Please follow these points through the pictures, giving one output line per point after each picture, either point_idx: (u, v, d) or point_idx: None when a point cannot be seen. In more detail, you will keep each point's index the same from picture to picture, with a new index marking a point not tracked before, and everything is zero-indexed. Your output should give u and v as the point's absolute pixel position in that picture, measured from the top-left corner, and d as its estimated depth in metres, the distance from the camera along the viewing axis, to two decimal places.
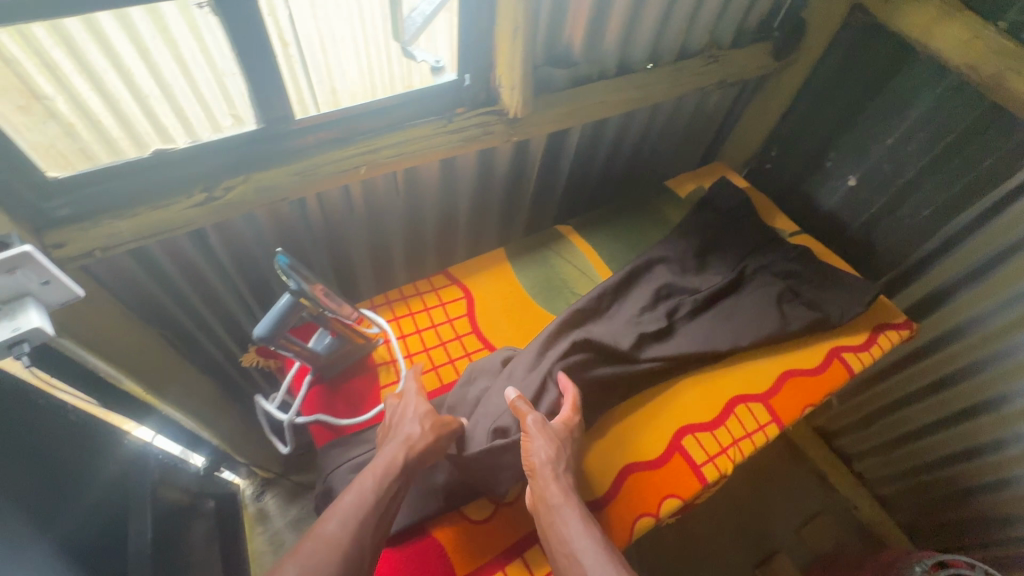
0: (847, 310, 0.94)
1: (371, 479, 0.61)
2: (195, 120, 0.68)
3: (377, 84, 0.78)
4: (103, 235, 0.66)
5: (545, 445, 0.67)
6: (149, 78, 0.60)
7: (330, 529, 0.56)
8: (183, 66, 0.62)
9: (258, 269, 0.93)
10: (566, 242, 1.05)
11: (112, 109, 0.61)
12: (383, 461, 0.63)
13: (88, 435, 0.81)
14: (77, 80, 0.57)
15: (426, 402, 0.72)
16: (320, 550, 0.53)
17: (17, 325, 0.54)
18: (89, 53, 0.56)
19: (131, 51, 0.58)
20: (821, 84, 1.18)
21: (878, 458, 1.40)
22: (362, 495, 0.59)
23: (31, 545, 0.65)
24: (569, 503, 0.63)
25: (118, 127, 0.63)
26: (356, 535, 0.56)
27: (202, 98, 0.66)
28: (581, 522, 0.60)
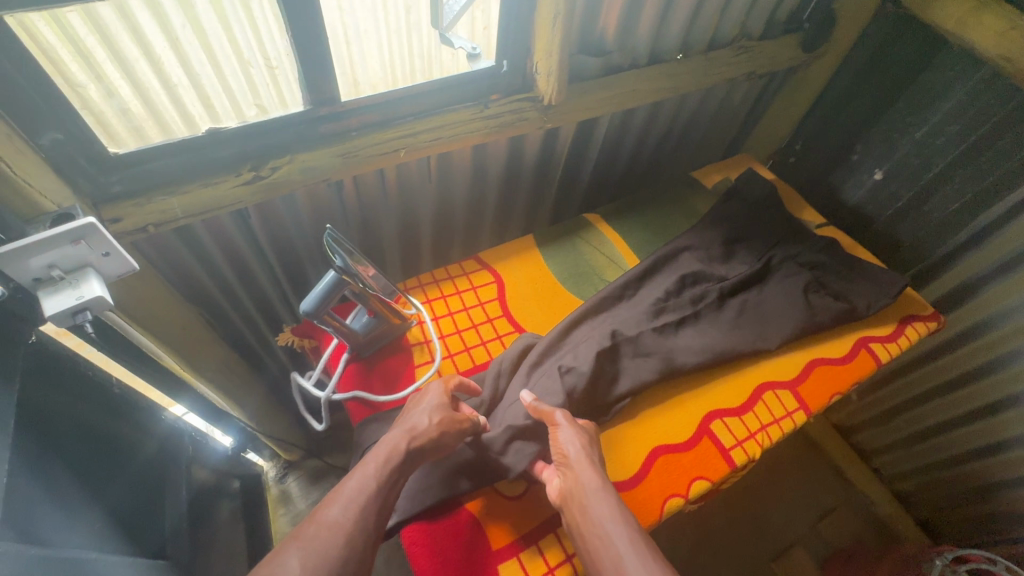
0: (875, 301, 0.94)
1: (374, 467, 0.60)
2: (220, 108, 0.70)
3: (399, 76, 0.80)
4: (157, 211, 0.69)
5: (576, 436, 0.67)
6: (203, 59, 0.63)
7: (332, 514, 0.54)
8: (212, 56, 0.63)
9: (293, 251, 0.95)
10: (594, 230, 1.07)
11: (140, 95, 0.63)
12: (385, 447, 0.62)
13: (129, 408, 0.84)
14: (109, 67, 0.59)
15: (436, 392, 0.71)
16: (321, 533, 0.52)
17: (81, 294, 0.57)
18: (122, 43, 0.58)
19: (163, 43, 0.59)
20: (850, 76, 1.17)
21: (897, 454, 1.39)
22: (365, 480, 0.58)
23: (73, 511, 0.68)
24: (604, 489, 0.61)
25: (146, 113, 0.65)
26: (358, 520, 0.54)
27: (227, 88, 0.68)
28: (614, 506, 0.59)
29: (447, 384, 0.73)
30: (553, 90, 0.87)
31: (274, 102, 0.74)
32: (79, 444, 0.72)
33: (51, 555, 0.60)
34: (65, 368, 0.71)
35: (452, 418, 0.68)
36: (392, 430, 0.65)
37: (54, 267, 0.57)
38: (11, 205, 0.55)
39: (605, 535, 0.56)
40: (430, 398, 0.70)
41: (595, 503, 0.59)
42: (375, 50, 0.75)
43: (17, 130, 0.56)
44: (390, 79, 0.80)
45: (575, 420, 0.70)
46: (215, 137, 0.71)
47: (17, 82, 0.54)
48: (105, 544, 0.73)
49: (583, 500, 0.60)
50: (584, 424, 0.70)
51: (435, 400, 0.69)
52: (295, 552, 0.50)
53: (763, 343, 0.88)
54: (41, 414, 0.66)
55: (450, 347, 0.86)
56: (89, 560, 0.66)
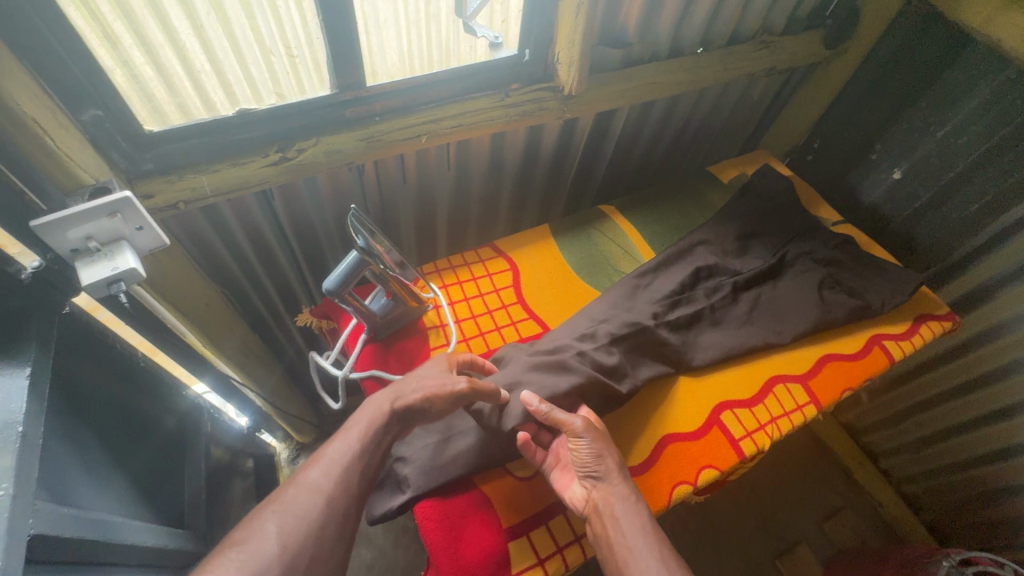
0: (890, 298, 0.94)
1: (357, 431, 0.64)
2: (240, 95, 0.72)
3: (416, 66, 0.82)
4: (187, 188, 0.71)
5: (604, 448, 0.68)
6: (224, 41, 0.64)
7: (313, 477, 0.59)
8: (233, 42, 0.65)
9: (313, 233, 0.97)
10: (609, 221, 1.08)
11: (162, 77, 0.65)
12: (368, 413, 0.65)
13: (154, 381, 0.87)
14: (134, 51, 0.61)
15: (434, 361, 0.72)
16: (302, 496, 0.57)
17: (116, 265, 0.60)
18: (147, 28, 0.59)
19: (187, 28, 0.61)
20: (871, 74, 1.17)
21: (907, 456, 1.39)
22: (347, 444, 0.62)
23: (97, 476, 0.70)
24: (633, 501, 0.65)
25: (169, 96, 0.67)
26: (338, 481, 0.59)
27: (248, 75, 0.70)
28: (646, 520, 0.63)
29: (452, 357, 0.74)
30: (573, 82, 0.88)
31: (293, 88, 0.75)
32: (107, 412, 0.75)
33: (82, 514, 0.63)
34: (94, 339, 0.72)
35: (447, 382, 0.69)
36: (382, 393, 0.68)
37: (91, 239, 0.59)
38: (53, 177, 0.57)
39: (638, 547, 0.60)
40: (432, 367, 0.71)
41: (628, 517, 0.63)
42: (393, 40, 0.77)
43: (59, 105, 0.59)
44: (407, 69, 0.82)
45: (598, 429, 0.70)
46: (247, 118, 0.73)
47: (60, 59, 0.57)
48: (128, 510, 0.76)
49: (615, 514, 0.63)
50: (603, 430, 0.71)
51: (436, 368, 0.71)
52: (275, 514, 0.55)
53: (775, 337, 0.89)
54: (71, 383, 0.68)
55: (465, 331, 0.88)
56: (115, 522, 0.69)
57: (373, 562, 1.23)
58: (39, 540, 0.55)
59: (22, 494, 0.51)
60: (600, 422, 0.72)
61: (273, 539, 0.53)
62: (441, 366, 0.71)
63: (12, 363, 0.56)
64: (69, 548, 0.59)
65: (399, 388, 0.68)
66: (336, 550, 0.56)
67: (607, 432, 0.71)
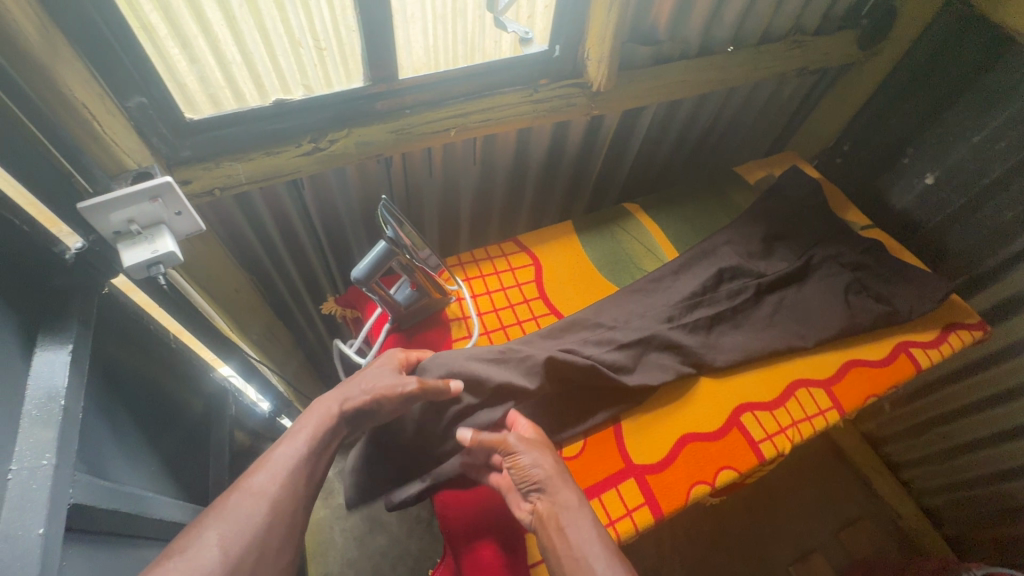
0: (918, 305, 0.92)
1: (304, 433, 0.61)
2: (268, 87, 0.73)
3: (441, 61, 0.82)
4: (224, 175, 0.74)
5: (546, 456, 0.65)
6: (254, 33, 0.65)
7: (258, 480, 0.55)
8: (264, 34, 0.66)
9: (339, 223, 0.99)
10: (632, 219, 1.07)
11: (194, 68, 0.66)
12: (316, 415, 0.63)
13: (183, 362, 0.89)
14: (167, 41, 0.62)
15: (382, 361, 0.72)
16: (244, 501, 0.53)
17: (156, 248, 0.62)
18: (182, 17, 0.61)
19: (218, 16, 0.62)
20: (906, 77, 1.14)
21: (928, 468, 1.36)
22: (294, 446, 0.59)
23: (129, 451, 0.73)
24: (580, 506, 0.60)
25: (200, 87, 0.69)
26: (284, 486, 0.56)
27: (277, 67, 0.71)
28: (593, 526, 0.58)
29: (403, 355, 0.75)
30: (602, 77, 0.88)
31: (320, 82, 0.76)
32: (140, 391, 0.78)
33: (116, 487, 0.65)
34: (130, 321, 0.75)
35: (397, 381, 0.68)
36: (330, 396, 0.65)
37: (133, 222, 0.61)
38: (99, 161, 0.60)
39: (599, 549, 0.56)
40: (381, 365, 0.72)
41: (582, 522, 0.59)
42: (419, 35, 0.77)
43: (107, 91, 0.61)
44: (432, 63, 0.81)
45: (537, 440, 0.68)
46: (282, 109, 0.75)
47: (111, 48, 0.59)
48: (158, 487, 0.78)
49: (570, 520, 0.58)
50: (543, 440, 0.69)
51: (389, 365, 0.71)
52: (214, 520, 0.51)
53: (798, 340, 0.88)
54: (109, 362, 0.71)
55: (486, 324, 0.88)
56: (146, 497, 0.72)
57: (386, 550, 1.25)
58: (77, 509, 0.57)
59: (63, 465, 0.54)
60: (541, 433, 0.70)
61: (212, 550, 0.48)
62: (392, 366, 0.71)
63: (56, 339, 0.59)
64: (103, 518, 0.62)
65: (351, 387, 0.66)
66: (283, 554, 0.52)
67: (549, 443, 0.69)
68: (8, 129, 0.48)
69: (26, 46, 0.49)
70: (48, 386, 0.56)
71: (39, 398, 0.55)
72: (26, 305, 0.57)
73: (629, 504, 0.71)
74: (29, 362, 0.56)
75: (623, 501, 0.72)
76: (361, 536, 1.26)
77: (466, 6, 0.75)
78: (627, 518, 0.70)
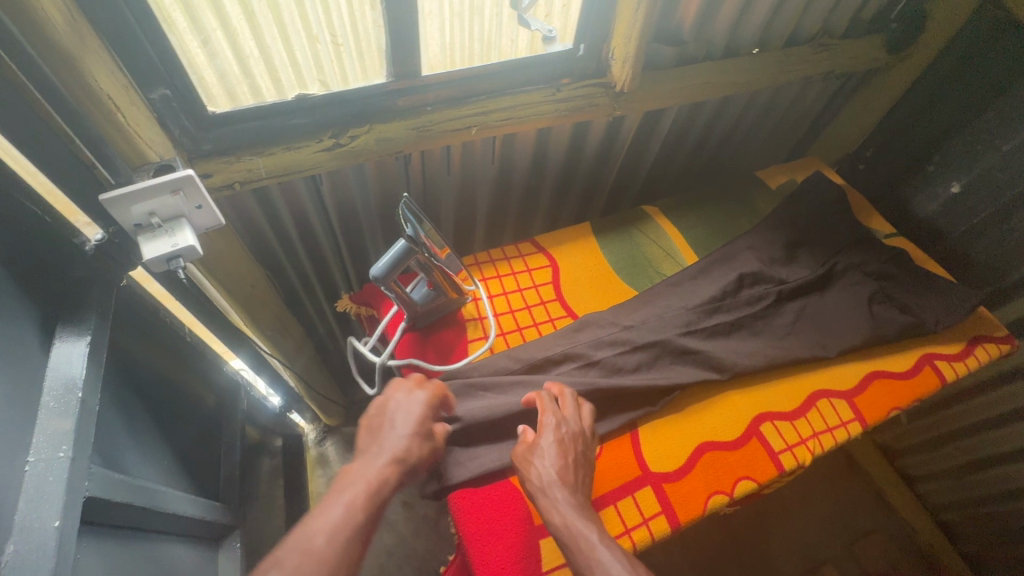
0: (944, 317, 0.90)
1: (362, 496, 0.56)
2: (285, 82, 0.72)
3: (458, 59, 0.81)
4: (244, 169, 0.73)
5: (544, 460, 0.64)
6: (273, 29, 0.64)
7: (318, 545, 0.50)
8: (282, 30, 0.65)
9: (355, 220, 0.98)
10: (651, 222, 1.06)
11: (212, 64, 0.66)
12: (372, 477, 0.58)
13: (198, 357, 0.89)
14: (187, 36, 0.62)
15: (417, 405, 0.67)
16: (304, 567, 0.48)
17: (176, 241, 0.61)
18: (202, 13, 0.60)
19: (239, 15, 0.61)
20: (934, 82, 1.11)
21: (945, 482, 1.33)
22: (353, 508, 0.54)
23: (143, 445, 0.73)
24: (568, 519, 0.59)
25: (218, 82, 0.68)
26: (342, 551, 0.51)
27: (294, 62, 0.70)
28: (579, 542, 0.57)
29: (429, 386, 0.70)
30: (627, 77, 0.87)
31: (337, 78, 0.75)
32: (154, 384, 0.78)
33: (131, 480, 0.65)
34: (145, 313, 0.74)
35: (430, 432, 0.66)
36: (374, 454, 0.61)
37: (154, 215, 0.61)
38: (122, 152, 0.59)
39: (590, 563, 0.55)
40: (414, 410, 0.66)
41: (574, 534, 0.58)
42: (436, 33, 0.75)
43: (131, 83, 0.60)
44: (448, 61, 0.81)
45: (540, 434, 0.67)
46: (302, 104, 0.75)
47: (137, 40, 0.58)
48: (171, 481, 0.78)
49: (562, 534, 0.58)
50: (548, 431, 0.67)
51: (422, 408, 0.67)
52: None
53: (820, 350, 0.86)
54: (125, 354, 0.71)
55: (502, 325, 0.87)
56: (160, 492, 0.71)
57: (393, 548, 1.25)
58: (91, 502, 0.56)
59: (79, 457, 0.53)
60: (551, 417, 0.68)
61: None
62: (423, 409, 0.67)
63: (74, 330, 0.59)
64: (117, 512, 0.61)
65: (399, 446, 0.62)
66: None
67: (559, 429, 0.67)
68: (23, 110, 0.47)
69: (54, 34, 0.49)
70: (66, 377, 0.56)
71: (57, 389, 0.54)
72: (46, 294, 0.57)
73: (645, 513, 0.70)
74: (48, 353, 0.56)
75: (639, 509, 0.70)
76: None
77: (484, 4, 0.74)
78: (644, 526, 0.69)
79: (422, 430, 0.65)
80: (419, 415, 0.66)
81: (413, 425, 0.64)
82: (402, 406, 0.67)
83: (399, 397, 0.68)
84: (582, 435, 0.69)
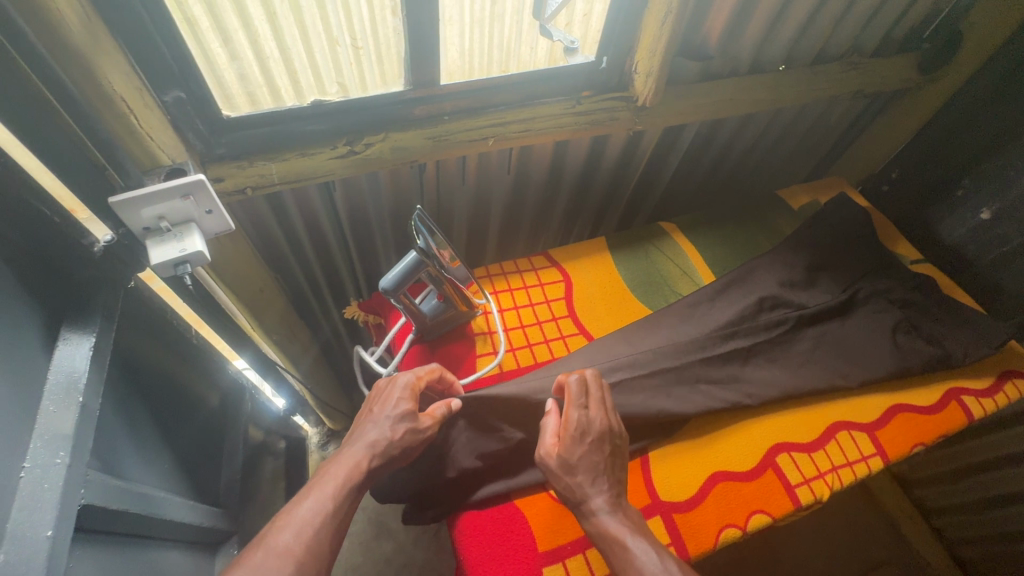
0: (973, 350, 0.86)
1: (332, 484, 0.56)
2: (304, 84, 0.71)
3: (476, 67, 0.79)
4: (257, 174, 0.73)
5: (584, 471, 0.62)
6: (294, 30, 0.63)
7: (284, 536, 0.51)
8: (304, 32, 0.64)
9: (367, 226, 0.97)
10: (668, 239, 1.04)
11: (234, 64, 0.65)
12: (344, 465, 0.58)
13: (201, 358, 0.88)
14: (209, 36, 0.61)
15: (395, 387, 0.66)
16: (270, 562, 0.48)
17: (185, 247, 0.60)
18: (224, 12, 0.59)
19: (261, 15, 0.60)
20: (966, 106, 1.08)
21: (964, 517, 1.28)
22: (321, 497, 0.55)
23: (144, 447, 0.72)
24: (608, 532, 0.59)
25: (239, 82, 0.68)
26: (312, 544, 0.51)
27: (314, 65, 0.69)
28: (622, 554, 0.57)
29: (416, 373, 0.68)
30: (649, 92, 0.85)
31: (355, 83, 0.74)
32: (157, 386, 0.77)
33: (128, 487, 0.63)
34: (149, 312, 0.73)
35: (409, 414, 0.64)
36: (349, 443, 0.62)
37: (163, 218, 0.60)
38: (133, 154, 0.58)
39: (628, 566, 0.56)
40: (393, 395, 0.65)
41: (612, 540, 0.59)
42: (457, 38, 0.74)
43: (146, 85, 0.60)
44: (466, 68, 0.79)
45: (573, 443, 0.63)
46: (317, 110, 0.74)
47: (153, 40, 0.58)
48: (169, 486, 0.77)
49: (601, 540, 0.59)
50: (577, 440, 0.63)
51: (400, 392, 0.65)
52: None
53: (839, 380, 0.83)
54: (128, 353, 0.70)
55: (512, 341, 0.85)
56: (156, 497, 0.70)
57: (391, 558, 1.22)
58: (87, 510, 0.55)
59: (76, 463, 0.52)
60: (578, 424, 0.64)
61: None
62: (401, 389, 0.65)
63: (79, 331, 0.58)
64: (113, 519, 0.60)
65: (371, 433, 0.61)
66: None
67: (587, 437, 0.64)
68: (37, 113, 0.47)
69: (67, 35, 0.48)
70: (68, 379, 0.54)
71: (58, 392, 0.53)
72: (53, 295, 0.56)
73: None
74: (51, 356, 0.55)
75: None
76: (367, 542, 1.23)
77: (505, 11, 0.72)
78: None
79: (402, 412, 0.64)
80: (396, 397, 0.65)
81: (389, 410, 0.63)
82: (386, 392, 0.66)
83: (383, 385, 0.68)
84: (609, 428, 0.65)
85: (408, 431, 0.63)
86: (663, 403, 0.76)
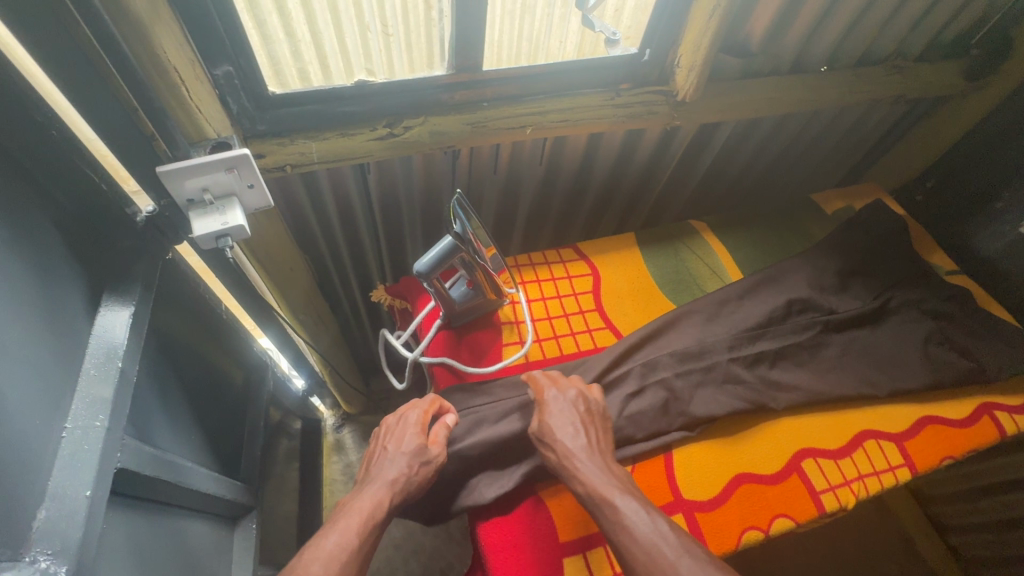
0: (1006, 365, 0.85)
1: (356, 522, 0.57)
2: (334, 69, 0.71)
3: (506, 57, 0.78)
4: (297, 152, 0.73)
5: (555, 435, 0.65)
6: (325, 13, 0.63)
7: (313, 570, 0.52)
8: (335, 16, 0.64)
9: (396, 210, 0.97)
10: (698, 238, 1.03)
11: (266, 46, 0.66)
12: (366, 507, 0.59)
13: (230, 332, 0.89)
14: (244, 15, 0.62)
15: (414, 422, 0.68)
16: None
17: (227, 220, 0.61)
18: None
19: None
20: (1009, 116, 1.05)
21: (982, 536, 1.25)
22: (345, 537, 0.56)
23: (175, 414, 0.73)
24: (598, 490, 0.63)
25: (271, 62, 0.68)
26: None
27: (344, 50, 0.69)
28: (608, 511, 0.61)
29: (426, 411, 0.70)
30: (690, 86, 0.84)
31: (385, 68, 0.74)
32: (188, 359, 0.78)
33: (160, 454, 0.64)
34: (187, 285, 0.75)
35: (422, 447, 0.66)
36: (367, 484, 0.63)
37: (207, 191, 0.60)
38: (182, 125, 0.59)
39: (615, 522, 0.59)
40: (406, 431, 0.67)
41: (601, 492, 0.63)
42: (491, 28, 0.73)
43: (198, 58, 0.60)
44: (496, 59, 0.78)
45: None
46: (352, 92, 0.74)
47: (208, 15, 0.59)
48: (195, 457, 0.78)
49: None
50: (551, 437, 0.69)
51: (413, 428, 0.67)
52: None
53: (868, 388, 0.82)
54: (164, 326, 0.70)
55: (539, 331, 0.86)
56: (188, 468, 0.71)
57: (400, 544, 1.22)
58: (124, 474, 0.56)
59: (115, 427, 0.52)
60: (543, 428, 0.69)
61: None
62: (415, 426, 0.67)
63: (120, 299, 0.58)
64: (145, 485, 0.61)
65: (389, 472, 0.63)
66: None
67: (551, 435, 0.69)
68: (93, 82, 0.48)
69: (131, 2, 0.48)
70: (108, 344, 0.54)
71: (99, 355, 0.53)
72: (98, 261, 0.58)
73: None
74: (93, 322, 0.55)
75: None
76: None
77: (538, 3, 0.71)
78: None
79: (415, 447, 0.65)
80: (408, 436, 0.66)
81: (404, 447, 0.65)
82: (397, 429, 0.68)
83: (393, 422, 0.70)
84: (586, 399, 0.70)
85: (422, 464, 0.65)
86: (684, 401, 0.76)
